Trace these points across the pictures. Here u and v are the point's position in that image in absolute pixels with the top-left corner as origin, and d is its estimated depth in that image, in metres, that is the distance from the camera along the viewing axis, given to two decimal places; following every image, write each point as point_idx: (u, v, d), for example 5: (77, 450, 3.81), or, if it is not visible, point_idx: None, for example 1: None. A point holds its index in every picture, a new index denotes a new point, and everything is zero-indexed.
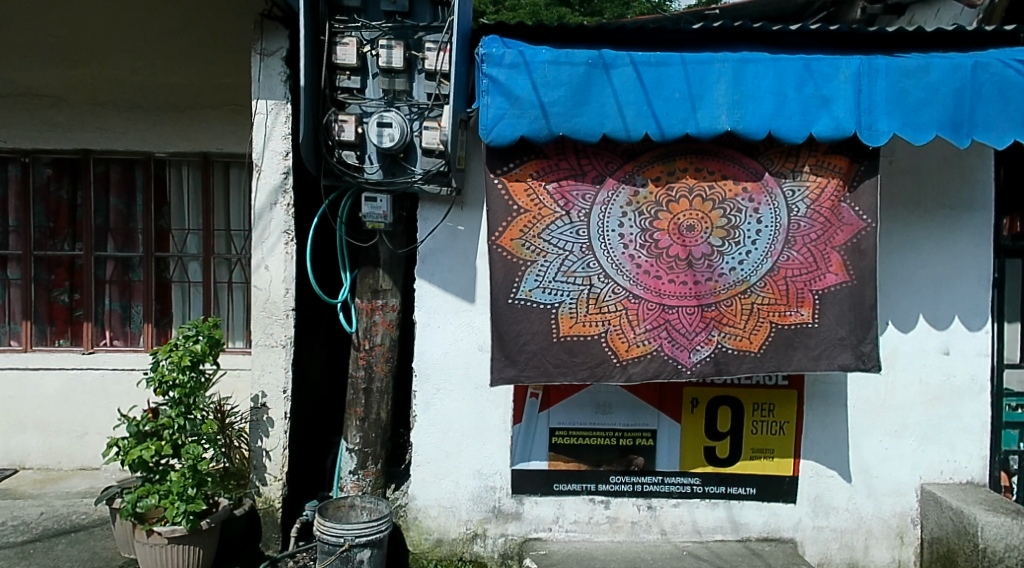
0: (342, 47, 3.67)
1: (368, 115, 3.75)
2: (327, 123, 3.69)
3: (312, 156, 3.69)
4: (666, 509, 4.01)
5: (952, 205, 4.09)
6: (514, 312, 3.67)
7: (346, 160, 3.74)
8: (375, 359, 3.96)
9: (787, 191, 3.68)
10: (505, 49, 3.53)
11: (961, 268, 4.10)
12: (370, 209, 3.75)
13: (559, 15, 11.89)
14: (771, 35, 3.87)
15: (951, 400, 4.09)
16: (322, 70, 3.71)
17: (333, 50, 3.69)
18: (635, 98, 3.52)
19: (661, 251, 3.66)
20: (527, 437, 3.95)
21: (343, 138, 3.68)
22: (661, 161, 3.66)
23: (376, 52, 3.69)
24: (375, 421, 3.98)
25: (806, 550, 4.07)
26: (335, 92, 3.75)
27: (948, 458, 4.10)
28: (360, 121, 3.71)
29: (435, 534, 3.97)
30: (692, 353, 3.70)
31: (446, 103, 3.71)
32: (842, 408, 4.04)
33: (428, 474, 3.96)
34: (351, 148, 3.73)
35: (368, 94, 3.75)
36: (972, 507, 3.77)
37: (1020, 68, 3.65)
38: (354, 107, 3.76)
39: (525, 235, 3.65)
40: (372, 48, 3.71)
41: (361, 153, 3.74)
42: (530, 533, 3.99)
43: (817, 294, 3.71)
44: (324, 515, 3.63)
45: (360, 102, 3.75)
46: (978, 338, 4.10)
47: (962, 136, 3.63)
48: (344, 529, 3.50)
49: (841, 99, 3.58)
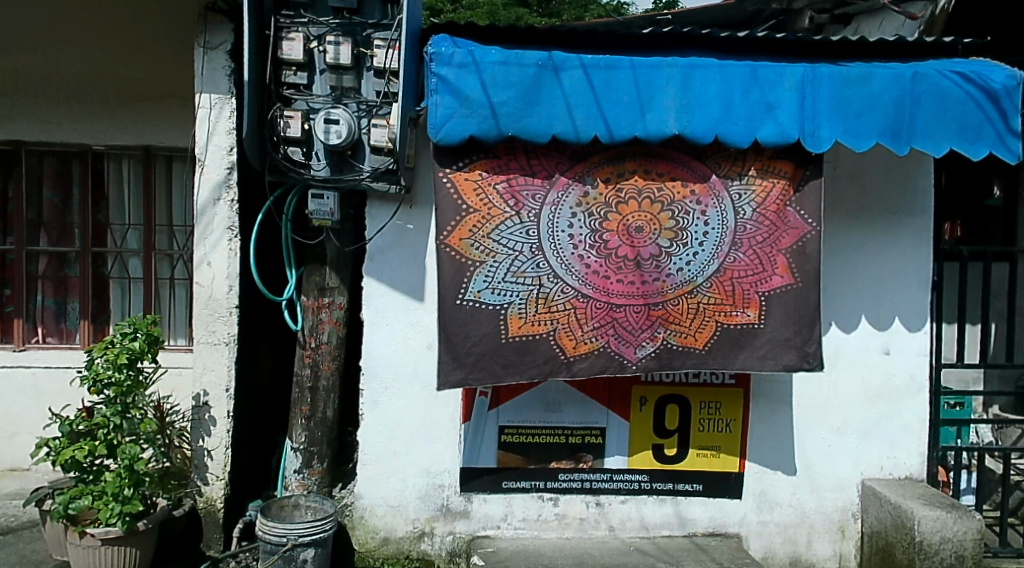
0: (288, 42, 3.64)
1: (314, 111, 3.73)
2: (272, 119, 3.66)
3: (256, 152, 3.65)
4: (614, 506, 4.06)
5: (894, 210, 4.21)
6: (462, 313, 3.67)
7: (291, 156, 3.70)
8: (321, 358, 3.92)
9: (734, 194, 3.76)
10: (454, 48, 3.54)
11: (902, 271, 4.22)
12: (316, 206, 3.73)
13: (518, 16, 11.94)
14: (719, 42, 3.95)
15: (891, 398, 4.22)
16: (267, 64, 3.66)
17: (279, 44, 3.65)
18: (585, 100, 3.55)
19: (610, 251, 3.71)
20: (476, 435, 3.96)
21: (288, 134, 3.65)
22: (610, 162, 3.70)
23: (323, 47, 3.66)
24: (321, 419, 3.95)
25: (751, 544, 4.16)
26: (281, 87, 3.71)
27: (887, 454, 4.23)
28: (306, 118, 3.68)
29: (381, 532, 3.96)
30: (638, 350, 3.75)
31: (395, 101, 3.71)
32: (785, 405, 4.14)
33: (375, 473, 3.95)
34: (297, 144, 3.69)
35: (315, 90, 3.72)
36: (909, 502, 3.89)
37: (958, 80, 3.77)
38: (301, 103, 3.72)
39: (474, 235, 3.66)
40: (319, 44, 3.68)
41: (308, 149, 3.70)
42: (478, 531, 4.01)
43: (763, 295, 3.79)
44: (268, 515, 3.58)
45: (306, 98, 3.72)
46: (917, 339, 4.23)
47: (901, 143, 3.73)
48: (287, 529, 3.47)
49: (784, 106, 3.67)
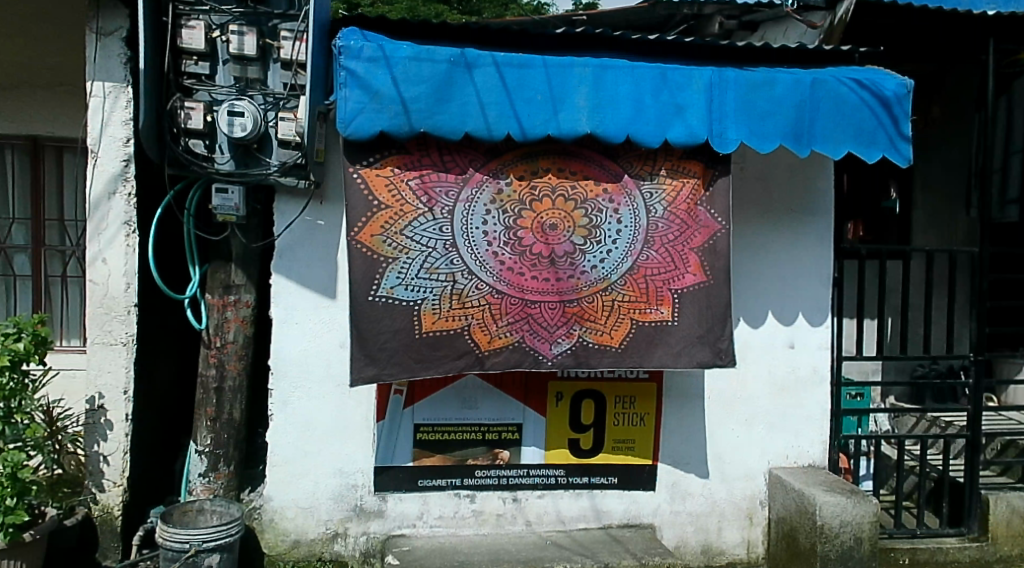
0: (188, 30, 3.52)
1: (218, 103, 3.62)
2: (172, 110, 3.53)
3: (154, 144, 3.51)
4: (531, 501, 4.09)
5: (797, 209, 4.39)
6: (374, 309, 3.63)
7: (193, 149, 3.59)
8: (227, 358, 3.81)
9: (645, 193, 3.84)
10: (364, 42, 3.49)
11: (806, 268, 4.40)
12: (221, 201, 3.61)
13: (438, 13, 11.90)
14: (631, 44, 4.03)
15: (795, 390, 4.39)
16: (165, 53, 3.54)
17: (177, 33, 3.53)
18: (497, 97, 3.57)
19: (524, 248, 3.73)
20: (391, 434, 3.92)
21: (190, 126, 3.54)
22: (524, 160, 3.73)
23: (226, 37, 3.56)
24: (227, 421, 3.84)
25: (664, 534, 4.25)
26: (181, 77, 3.59)
27: (792, 443, 4.40)
28: (208, 109, 3.58)
29: (291, 535, 3.88)
30: (554, 346, 3.79)
31: (303, 94, 3.64)
32: (696, 398, 4.26)
33: (285, 475, 3.86)
34: (199, 137, 3.58)
35: (218, 81, 3.61)
36: (812, 489, 4.05)
37: (855, 86, 3.95)
38: (202, 94, 3.61)
39: (386, 231, 3.63)
40: (222, 33, 3.58)
41: (211, 142, 3.60)
42: (393, 530, 3.97)
43: (676, 293, 3.88)
44: (168, 521, 3.46)
45: (209, 89, 3.60)
46: (819, 332, 4.42)
47: (802, 146, 3.89)
48: (190, 535, 3.36)
49: (693, 107, 3.78)
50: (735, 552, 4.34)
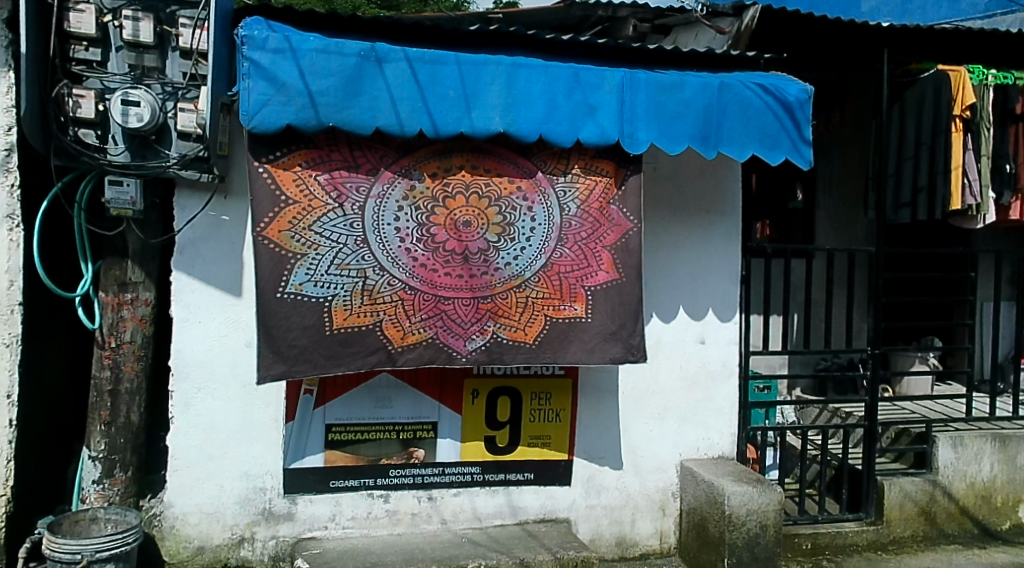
0: (76, 13, 3.36)
1: (110, 91, 3.47)
2: (58, 97, 3.36)
3: (38, 132, 3.34)
4: (446, 499, 4.07)
5: (707, 209, 4.51)
6: (282, 306, 3.54)
7: (83, 138, 3.42)
8: (123, 358, 3.65)
9: (558, 191, 3.88)
10: (269, 33, 3.40)
11: (715, 265, 4.53)
12: (115, 194, 3.49)
13: (354, 6, 11.70)
14: (544, 43, 4.06)
15: (705, 384, 4.52)
16: (51, 38, 3.37)
17: (64, 16, 3.36)
18: (409, 93, 3.54)
19: (437, 245, 3.72)
20: (301, 434, 3.84)
21: (79, 114, 3.37)
22: (438, 156, 3.71)
23: (119, 22, 3.43)
24: (124, 425, 3.68)
25: (579, 528, 4.31)
26: (69, 63, 3.42)
27: (703, 436, 4.53)
28: (100, 97, 3.42)
29: (195, 542, 3.75)
30: (468, 343, 3.79)
31: (203, 83, 3.52)
32: (610, 394, 4.32)
33: (188, 479, 3.73)
34: (90, 126, 3.43)
35: (111, 68, 3.47)
36: (721, 480, 4.17)
37: (759, 91, 4.09)
38: (93, 81, 3.45)
39: (294, 227, 3.55)
40: (114, 18, 3.44)
41: (103, 132, 3.45)
42: (304, 533, 3.90)
43: (589, 290, 3.94)
44: (56, 531, 3.31)
45: (100, 76, 3.45)
46: (728, 328, 4.56)
47: (709, 147, 4.01)
48: (81, 545, 3.21)
49: (605, 108, 3.84)
50: (647, 543, 4.44)
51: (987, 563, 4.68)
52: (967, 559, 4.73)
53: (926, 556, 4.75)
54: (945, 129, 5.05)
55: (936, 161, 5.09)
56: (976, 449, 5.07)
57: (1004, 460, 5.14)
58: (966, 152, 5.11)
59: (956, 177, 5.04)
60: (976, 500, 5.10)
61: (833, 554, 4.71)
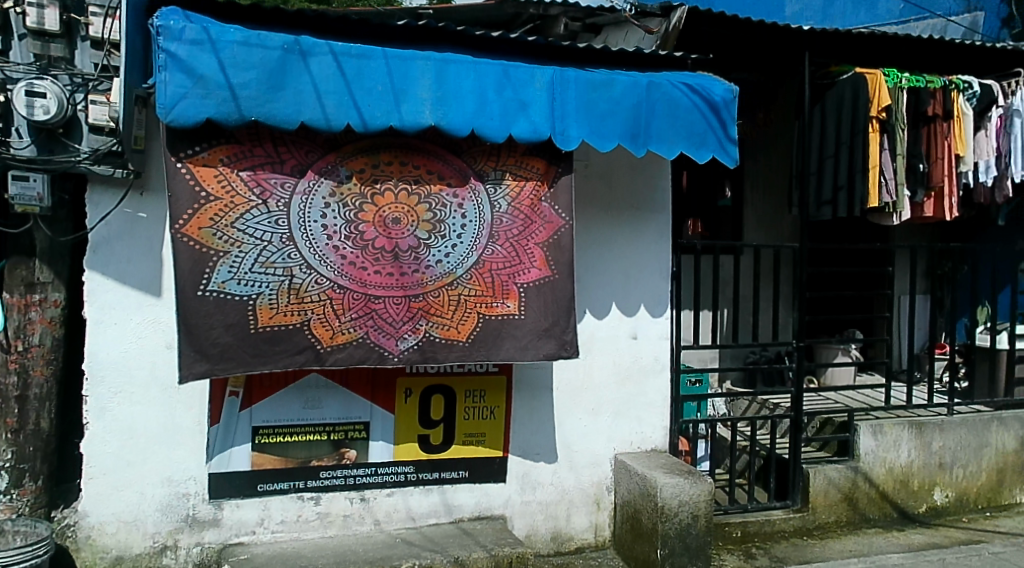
0: None
1: (13, 81, 3.31)
2: None
3: None
4: (379, 499, 4.02)
5: (638, 206, 4.57)
6: (205, 305, 3.44)
7: None
8: (31, 363, 3.49)
9: (489, 188, 3.87)
10: (186, 23, 3.30)
11: (647, 262, 4.60)
12: (19, 189, 3.30)
13: None
14: (474, 40, 4.05)
15: (637, 378, 4.57)
16: None
17: None
18: (335, 87, 3.48)
19: (366, 242, 3.67)
20: (226, 437, 3.75)
21: None
22: (365, 152, 3.66)
23: (22, 9, 3.27)
24: (33, 432, 3.51)
25: (515, 524, 4.31)
26: None
27: (636, 430, 4.59)
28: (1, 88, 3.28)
29: (113, 552, 3.62)
30: (400, 342, 3.75)
31: (116, 75, 3.40)
32: (544, 390, 4.34)
33: (105, 487, 3.59)
34: None
35: (14, 57, 3.32)
36: (653, 472, 4.23)
37: (686, 91, 4.16)
38: None
39: (215, 224, 3.45)
40: (16, 5, 3.29)
41: (6, 125, 3.31)
42: (230, 539, 3.79)
43: (522, 287, 3.94)
44: None
45: (2, 66, 3.30)
46: (660, 323, 4.63)
47: (639, 145, 4.05)
48: None
49: (535, 105, 3.85)
50: (582, 536, 4.47)
51: (905, 544, 4.87)
52: (887, 541, 4.91)
53: (849, 540, 4.91)
54: (862, 130, 5.25)
55: (855, 160, 5.26)
56: (895, 436, 5.28)
57: (921, 446, 5.36)
58: (883, 152, 5.30)
59: (873, 175, 5.21)
60: (895, 485, 5.31)
61: (762, 541, 4.82)
